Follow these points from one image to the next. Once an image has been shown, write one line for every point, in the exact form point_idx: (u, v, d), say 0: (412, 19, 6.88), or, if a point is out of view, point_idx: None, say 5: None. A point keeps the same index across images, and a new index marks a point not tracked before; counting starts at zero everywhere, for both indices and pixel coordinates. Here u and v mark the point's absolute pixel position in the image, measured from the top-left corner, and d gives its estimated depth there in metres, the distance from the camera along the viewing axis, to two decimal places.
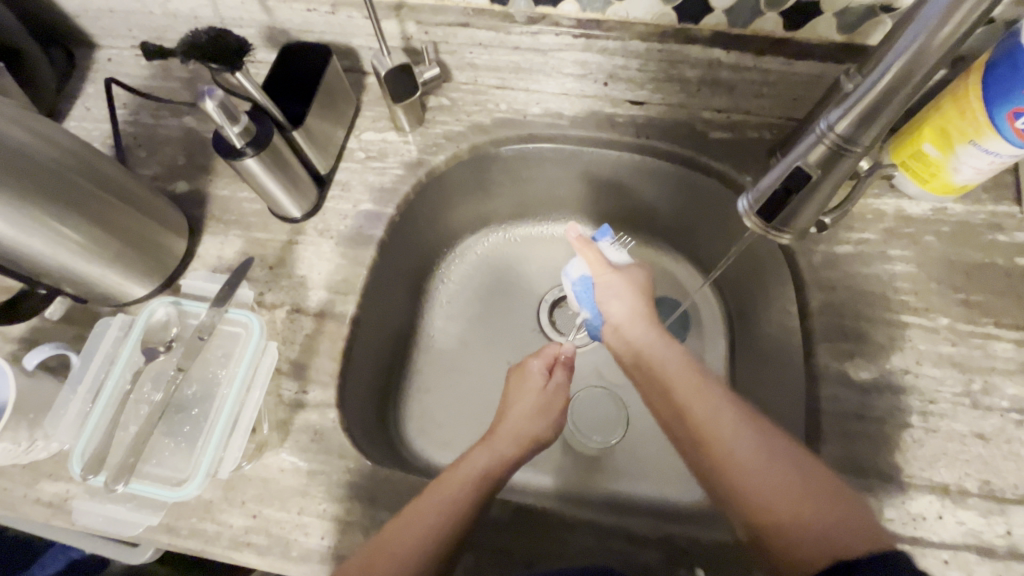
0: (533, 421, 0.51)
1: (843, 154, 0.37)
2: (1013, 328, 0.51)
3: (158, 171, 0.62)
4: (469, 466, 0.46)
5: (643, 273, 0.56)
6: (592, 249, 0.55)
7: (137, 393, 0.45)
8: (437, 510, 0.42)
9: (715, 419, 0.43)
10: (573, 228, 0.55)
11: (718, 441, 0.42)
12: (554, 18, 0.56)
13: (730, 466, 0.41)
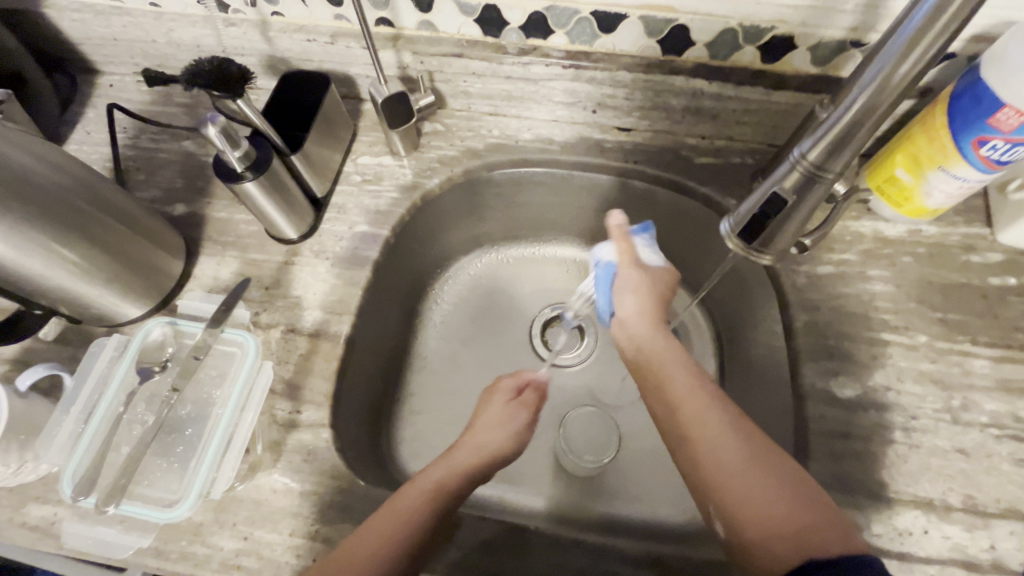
0: (492, 437, 0.51)
1: (815, 181, 0.38)
2: (989, 346, 0.53)
3: (156, 193, 0.63)
4: (422, 480, 0.45)
5: (672, 277, 0.56)
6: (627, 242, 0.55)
7: (130, 414, 0.45)
8: (382, 536, 0.41)
9: (706, 413, 0.42)
10: (617, 214, 0.55)
11: (705, 436, 0.41)
12: (544, 50, 0.59)
13: (711, 463, 0.40)
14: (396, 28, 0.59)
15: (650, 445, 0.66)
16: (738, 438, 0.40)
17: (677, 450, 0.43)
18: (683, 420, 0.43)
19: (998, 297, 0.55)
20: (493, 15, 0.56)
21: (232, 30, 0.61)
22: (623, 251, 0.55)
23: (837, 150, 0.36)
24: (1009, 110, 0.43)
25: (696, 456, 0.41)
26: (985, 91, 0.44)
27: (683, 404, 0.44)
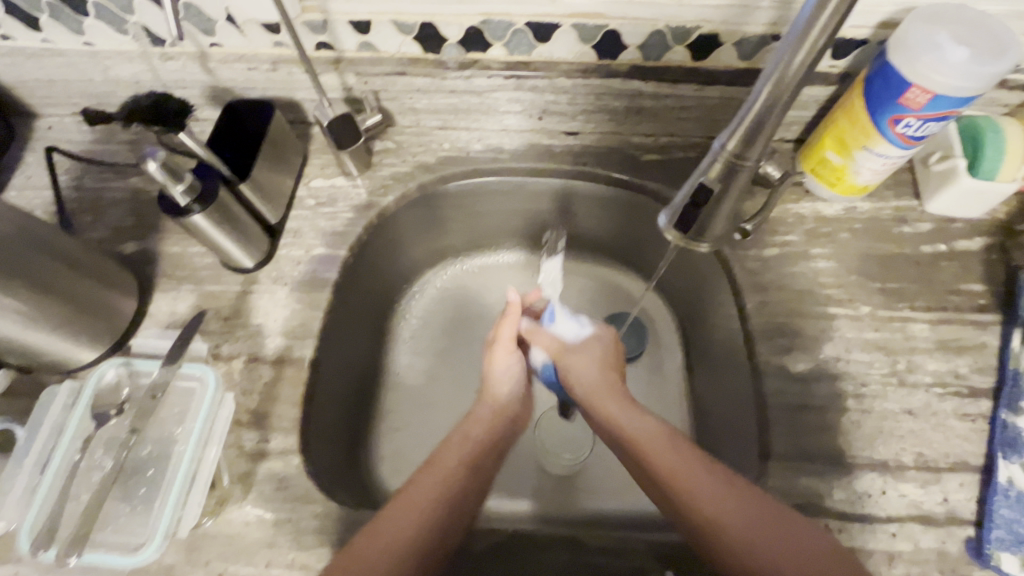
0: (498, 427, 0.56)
1: (737, 171, 0.40)
2: (926, 310, 0.56)
3: (105, 233, 0.61)
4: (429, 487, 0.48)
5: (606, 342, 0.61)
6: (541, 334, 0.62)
7: (88, 460, 0.44)
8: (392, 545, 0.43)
9: (671, 456, 0.47)
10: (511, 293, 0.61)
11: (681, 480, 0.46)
12: (485, 63, 0.60)
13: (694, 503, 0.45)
14: (336, 51, 0.60)
15: None
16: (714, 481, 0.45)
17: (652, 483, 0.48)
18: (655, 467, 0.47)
19: (931, 263, 0.58)
20: (431, 32, 0.57)
21: (171, 64, 0.61)
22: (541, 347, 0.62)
23: (752, 139, 0.38)
24: (915, 89, 0.46)
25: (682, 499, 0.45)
26: (894, 74, 0.47)
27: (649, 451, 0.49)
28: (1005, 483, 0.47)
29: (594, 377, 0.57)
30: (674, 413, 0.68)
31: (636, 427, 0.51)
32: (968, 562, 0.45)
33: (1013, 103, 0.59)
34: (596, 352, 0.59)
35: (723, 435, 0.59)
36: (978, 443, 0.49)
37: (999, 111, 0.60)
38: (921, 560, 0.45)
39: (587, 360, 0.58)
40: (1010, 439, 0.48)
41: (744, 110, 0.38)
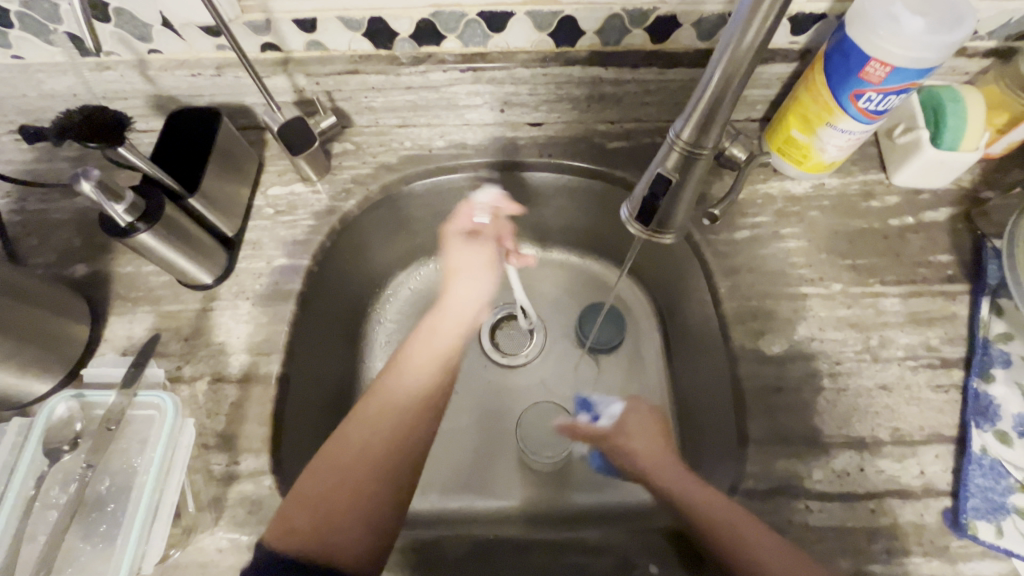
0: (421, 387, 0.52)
1: (694, 159, 0.39)
2: (896, 284, 0.56)
3: (52, 257, 0.58)
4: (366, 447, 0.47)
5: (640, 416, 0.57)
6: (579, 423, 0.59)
7: (43, 499, 0.42)
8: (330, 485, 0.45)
9: (685, 478, 0.49)
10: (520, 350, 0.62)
11: (691, 499, 0.46)
12: (439, 56, 0.58)
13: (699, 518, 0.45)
14: (283, 52, 0.57)
15: None
16: (721, 497, 0.46)
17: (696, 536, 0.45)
18: (668, 490, 0.49)
19: (899, 237, 0.58)
20: (381, 28, 0.55)
21: (109, 75, 0.58)
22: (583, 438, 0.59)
23: (708, 124, 0.37)
24: (875, 63, 0.45)
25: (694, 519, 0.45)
26: (853, 48, 0.46)
27: (666, 477, 0.50)
28: (978, 452, 0.48)
29: (637, 454, 0.53)
30: (656, 401, 0.68)
31: (667, 472, 0.50)
32: (946, 533, 0.45)
33: (973, 70, 0.59)
34: (643, 428, 0.56)
35: (703, 421, 0.59)
36: (952, 414, 0.50)
37: (959, 79, 0.60)
38: (900, 534, 0.45)
39: (636, 444, 0.54)
40: (982, 408, 0.49)
41: (697, 96, 0.37)
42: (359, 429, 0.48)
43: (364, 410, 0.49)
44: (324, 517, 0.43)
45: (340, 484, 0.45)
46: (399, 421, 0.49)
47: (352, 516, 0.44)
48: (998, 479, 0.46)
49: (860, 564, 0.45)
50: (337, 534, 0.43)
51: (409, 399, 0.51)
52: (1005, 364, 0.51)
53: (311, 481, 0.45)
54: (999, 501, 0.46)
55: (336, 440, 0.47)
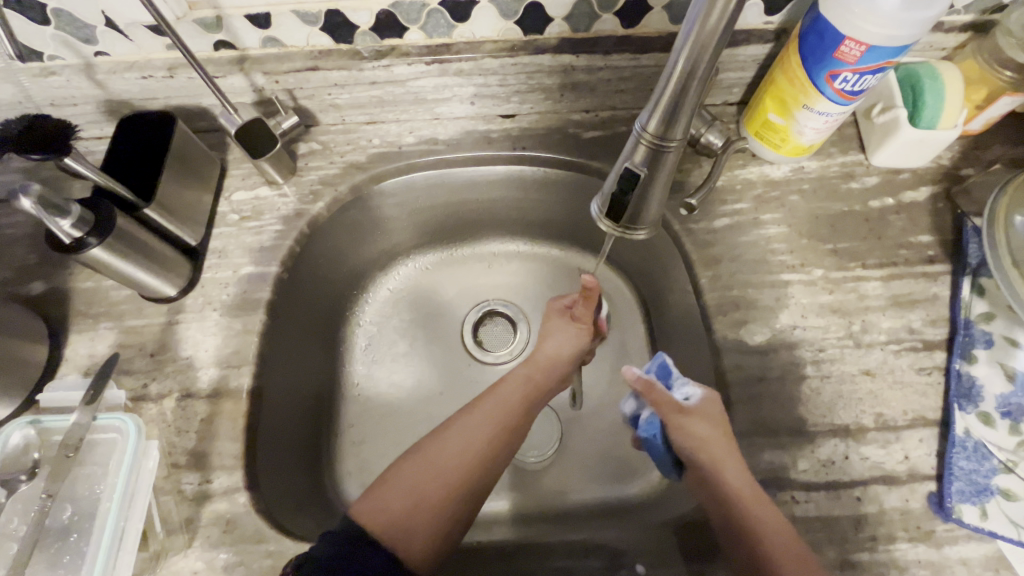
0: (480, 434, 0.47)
1: (663, 152, 0.37)
2: (878, 267, 0.55)
3: (6, 275, 0.56)
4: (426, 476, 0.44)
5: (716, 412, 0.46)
6: (657, 388, 0.48)
7: (2, 531, 0.41)
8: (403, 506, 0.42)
9: (745, 481, 0.43)
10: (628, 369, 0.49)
11: (744, 503, 0.42)
12: (403, 49, 0.56)
13: (747, 524, 0.41)
14: (238, 50, 0.55)
15: (597, 422, 0.66)
16: (768, 506, 0.42)
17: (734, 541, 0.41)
18: (728, 489, 0.42)
19: (880, 219, 0.57)
20: (339, 21, 0.52)
21: (54, 80, 0.55)
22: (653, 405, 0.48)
23: (675, 114, 0.36)
24: (850, 42, 0.43)
25: (743, 522, 0.41)
26: (827, 27, 0.44)
27: (728, 474, 0.43)
28: (963, 435, 0.47)
29: (704, 441, 0.45)
30: None
31: (728, 469, 0.43)
32: (931, 517, 0.45)
33: (950, 46, 0.58)
34: (723, 418, 0.46)
35: None
36: (935, 397, 0.49)
37: (937, 55, 0.59)
38: (886, 521, 0.45)
39: (708, 429, 0.45)
40: (965, 390, 0.49)
41: (663, 85, 0.35)
42: (468, 427, 0.47)
43: (477, 409, 0.48)
44: (404, 517, 0.42)
45: (421, 486, 0.43)
46: (509, 422, 0.48)
47: (426, 519, 0.42)
48: (982, 462, 0.46)
49: (848, 554, 0.44)
50: (410, 533, 0.41)
51: (461, 453, 0.45)
52: (987, 344, 0.50)
53: (395, 478, 0.44)
54: (984, 483, 0.45)
55: (431, 440, 0.46)
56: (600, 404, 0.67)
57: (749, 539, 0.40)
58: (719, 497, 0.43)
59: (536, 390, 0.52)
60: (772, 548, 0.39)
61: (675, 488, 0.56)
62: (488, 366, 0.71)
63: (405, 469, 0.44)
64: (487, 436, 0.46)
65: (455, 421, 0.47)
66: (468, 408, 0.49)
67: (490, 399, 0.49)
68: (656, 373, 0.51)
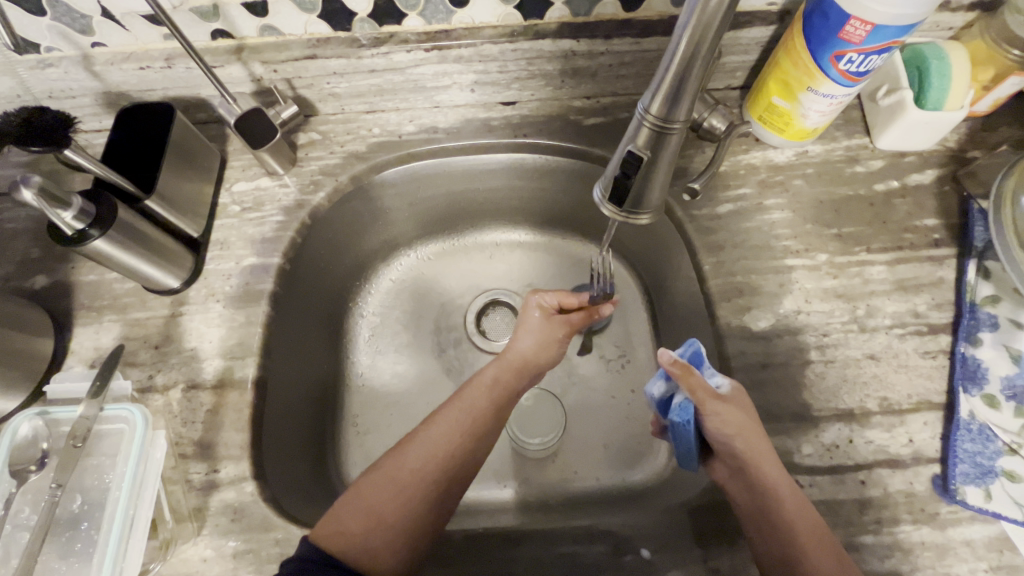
0: (447, 442, 0.47)
1: (664, 135, 0.37)
2: (883, 251, 0.55)
3: (9, 269, 0.56)
4: (384, 487, 0.45)
5: (746, 402, 0.46)
6: (695, 375, 0.46)
7: (14, 521, 0.41)
8: (366, 523, 0.43)
9: (780, 472, 0.44)
10: (665, 354, 0.47)
11: (779, 494, 0.43)
12: (401, 36, 0.55)
13: (779, 510, 0.42)
14: (236, 39, 0.54)
15: (601, 410, 0.66)
16: (797, 498, 0.43)
17: (766, 529, 0.42)
18: (767, 480, 0.43)
19: (885, 202, 0.57)
20: (337, 8, 0.52)
21: (51, 72, 0.54)
22: (690, 391, 0.46)
23: (677, 98, 0.35)
24: (855, 21, 0.43)
25: (779, 512, 0.42)
26: (832, 7, 0.44)
27: (763, 462, 0.44)
28: (967, 417, 0.47)
29: (743, 430, 0.45)
30: (646, 380, 0.67)
31: (765, 458, 0.44)
32: (936, 500, 0.45)
33: (957, 25, 0.57)
34: (752, 408, 0.47)
35: None
36: (940, 380, 0.49)
37: (943, 35, 0.58)
38: (890, 504, 0.45)
39: (746, 419, 0.45)
40: (970, 371, 0.49)
41: (665, 65, 0.35)
42: (431, 442, 0.47)
43: (437, 421, 0.49)
44: (365, 537, 0.42)
45: (381, 504, 0.44)
46: (471, 434, 0.48)
47: (391, 533, 0.43)
48: (986, 444, 0.46)
49: (852, 537, 0.44)
50: (372, 554, 0.42)
51: (419, 469, 0.46)
52: (992, 327, 0.50)
53: (354, 498, 0.44)
54: (988, 465, 0.46)
55: (390, 456, 0.47)
56: (603, 392, 0.67)
57: (782, 526, 0.41)
58: (753, 486, 0.43)
59: (506, 390, 0.52)
60: (800, 531, 0.41)
61: (681, 473, 0.56)
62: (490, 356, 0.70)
63: (364, 487, 0.45)
64: (449, 449, 0.47)
65: (415, 434, 0.48)
66: (429, 421, 0.49)
67: (452, 410, 0.50)
68: (689, 359, 0.49)
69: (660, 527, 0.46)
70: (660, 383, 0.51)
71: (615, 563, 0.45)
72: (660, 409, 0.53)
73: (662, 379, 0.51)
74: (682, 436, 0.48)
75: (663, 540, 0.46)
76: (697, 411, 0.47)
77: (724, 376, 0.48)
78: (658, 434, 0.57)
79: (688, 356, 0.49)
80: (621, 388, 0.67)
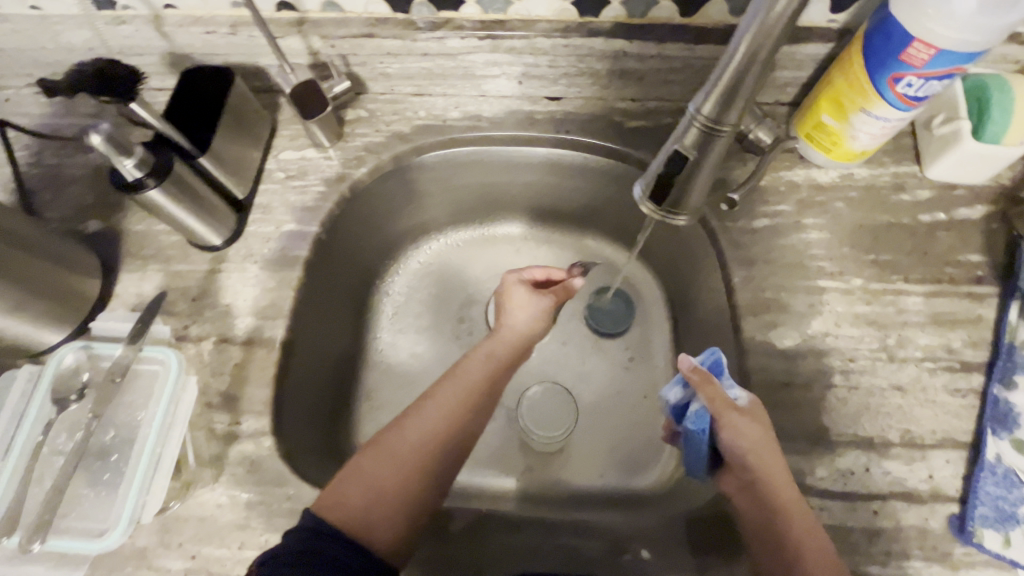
0: (445, 413, 0.47)
1: (713, 134, 0.37)
2: (921, 283, 0.53)
3: (65, 212, 0.59)
4: (382, 463, 0.44)
5: (763, 419, 0.45)
6: (713, 384, 0.46)
7: (50, 445, 0.43)
8: (364, 496, 0.42)
9: (792, 490, 0.43)
10: (684, 358, 0.48)
11: (786, 513, 0.42)
12: (457, 22, 0.56)
13: (785, 527, 0.41)
14: (299, 12, 0.56)
15: (611, 411, 0.67)
16: (805, 517, 0.42)
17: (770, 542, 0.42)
18: (774, 495, 0.42)
19: (928, 233, 0.55)
20: None
21: (123, 28, 0.57)
22: (707, 400, 0.45)
23: (729, 102, 0.35)
24: (918, 44, 0.42)
25: (784, 527, 0.41)
26: (896, 28, 0.43)
27: (771, 477, 0.43)
28: (993, 460, 0.46)
29: (756, 443, 0.44)
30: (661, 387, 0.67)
31: (774, 473, 0.43)
32: (950, 539, 0.44)
33: None
34: (770, 423, 0.45)
35: None
36: (967, 419, 0.48)
37: (1008, 69, 0.56)
38: (902, 537, 0.44)
39: (760, 433, 0.44)
40: (1000, 415, 0.47)
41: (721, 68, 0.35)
42: (431, 418, 0.47)
43: (436, 394, 0.48)
44: (366, 506, 0.42)
45: (380, 478, 0.43)
46: (467, 406, 0.48)
47: (389, 508, 0.43)
48: (1011, 489, 0.45)
49: (859, 565, 0.44)
50: (372, 523, 0.42)
51: (420, 440, 0.45)
52: None
53: (352, 472, 0.44)
54: (1010, 511, 0.44)
55: (389, 429, 0.46)
56: (617, 395, 0.67)
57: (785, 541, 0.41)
58: (760, 501, 0.43)
59: (500, 367, 0.52)
60: (804, 549, 0.40)
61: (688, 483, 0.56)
62: None
63: (365, 460, 0.44)
64: (448, 420, 0.47)
65: (413, 409, 0.47)
66: (426, 395, 0.49)
67: (451, 382, 0.49)
68: (709, 367, 0.48)
69: (661, 531, 0.46)
70: (676, 389, 0.50)
71: (614, 559, 0.45)
72: (674, 416, 0.52)
73: (679, 385, 0.50)
74: (693, 444, 0.47)
75: (663, 542, 0.46)
76: (713, 422, 0.45)
77: (744, 391, 0.47)
78: (670, 440, 0.56)
79: (708, 364, 0.48)
80: (635, 393, 0.67)
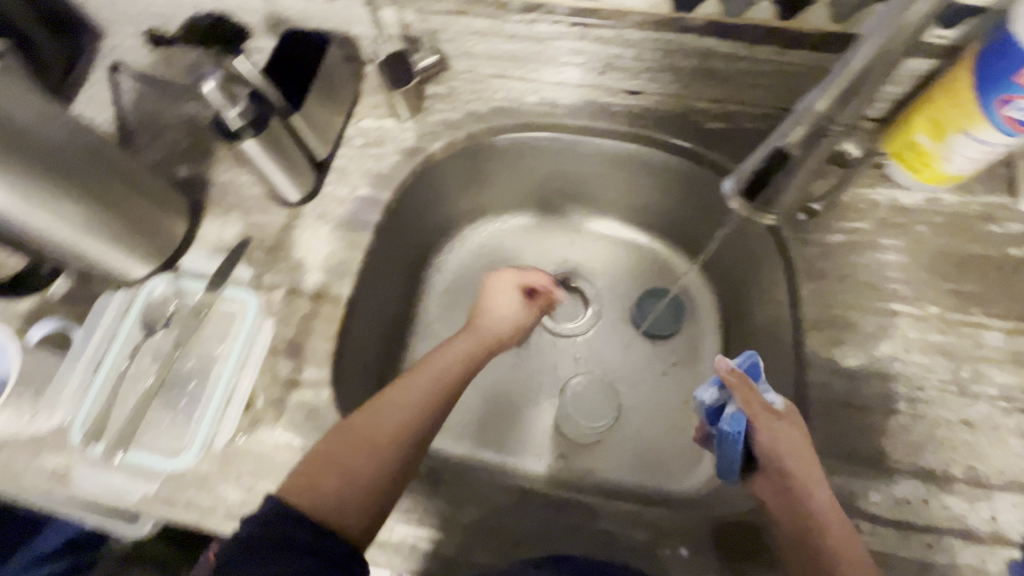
0: (414, 402, 0.47)
1: (826, 130, 0.44)
2: (1003, 318, 0.51)
3: (159, 155, 0.62)
4: (351, 449, 0.44)
5: (798, 425, 0.45)
6: (750, 387, 0.46)
7: (137, 367, 0.50)
8: (336, 482, 0.43)
9: (826, 499, 0.42)
10: (722, 360, 0.46)
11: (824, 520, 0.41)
12: (549, 8, 0.59)
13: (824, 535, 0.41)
14: None
15: (650, 411, 0.67)
16: (840, 526, 0.41)
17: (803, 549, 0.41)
18: (814, 502, 0.42)
19: (1016, 268, 0.53)
20: None
21: None
22: (743, 403, 0.45)
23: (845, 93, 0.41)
24: None
25: (822, 533, 0.41)
26: (1015, 49, 0.41)
27: (811, 483, 0.42)
28: None
29: (795, 448, 0.43)
30: None
31: (812, 477, 0.42)
32: None
33: None
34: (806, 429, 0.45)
35: None
36: None
37: None
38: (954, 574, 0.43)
39: (799, 438, 0.44)
40: None
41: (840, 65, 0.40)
42: (394, 404, 0.47)
43: (406, 383, 0.48)
44: (337, 492, 0.42)
45: (349, 465, 0.44)
46: (436, 395, 0.48)
47: (359, 494, 0.43)
48: None
49: None
50: (343, 511, 0.42)
51: (390, 428, 0.45)
52: None
53: (322, 458, 0.44)
54: None
55: (358, 416, 0.46)
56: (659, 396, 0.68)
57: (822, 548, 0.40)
58: (798, 506, 0.42)
59: (473, 360, 0.53)
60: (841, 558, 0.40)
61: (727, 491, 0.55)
62: (554, 337, 0.71)
63: (333, 446, 0.44)
64: (417, 408, 0.47)
65: (380, 397, 0.47)
66: (395, 384, 0.49)
67: (421, 373, 0.50)
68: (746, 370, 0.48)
69: (702, 531, 0.46)
70: (712, 390, 0.49)
71: (653, 550, 0.46)
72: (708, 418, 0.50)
73: (715, 386, 0.49)
74: (726, 448, 0.46)
75: (704, 541, 0.46)
76: (749, 425, 0.45)
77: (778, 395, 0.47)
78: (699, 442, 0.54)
79: (744, 367, 0.48)
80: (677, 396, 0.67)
